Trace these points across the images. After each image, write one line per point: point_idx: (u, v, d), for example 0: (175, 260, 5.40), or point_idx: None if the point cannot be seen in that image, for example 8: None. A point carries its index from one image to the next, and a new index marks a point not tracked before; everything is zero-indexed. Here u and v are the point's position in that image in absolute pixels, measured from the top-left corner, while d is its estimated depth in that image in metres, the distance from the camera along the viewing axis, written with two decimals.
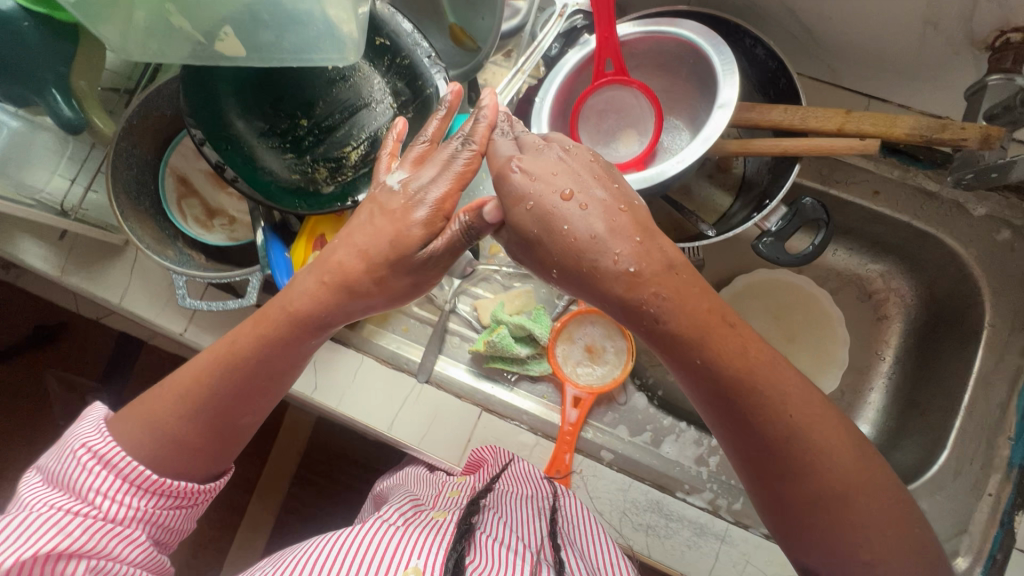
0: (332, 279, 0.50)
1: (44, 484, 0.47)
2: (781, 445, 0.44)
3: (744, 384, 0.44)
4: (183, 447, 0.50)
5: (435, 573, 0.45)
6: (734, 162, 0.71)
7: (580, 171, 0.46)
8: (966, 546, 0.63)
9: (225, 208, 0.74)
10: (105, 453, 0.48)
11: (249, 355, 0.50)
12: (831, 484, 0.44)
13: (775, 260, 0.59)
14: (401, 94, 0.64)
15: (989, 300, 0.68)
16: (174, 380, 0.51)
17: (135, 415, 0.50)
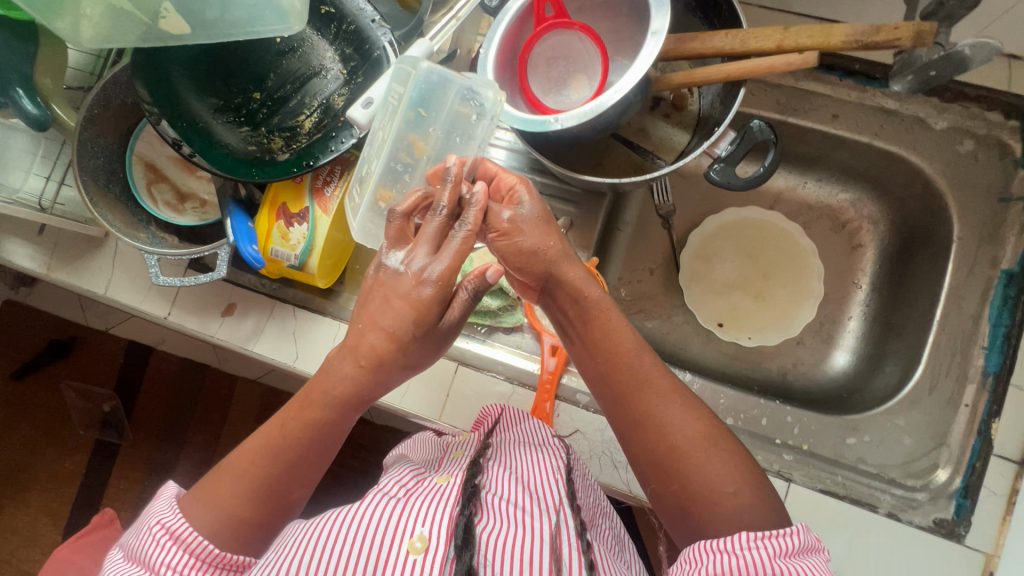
0: (368, 362, 0.54)
1: (124, 565, 0.48)
2: (651, 429, 0.52)
3: (617, 368, 0.55)
4: (241, 523, 0.50)
5: (441, 539, 0.44)
6: (690, 99, 0.70)
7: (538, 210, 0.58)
8: (945, 458, 0.63)
9: (196, 192, 0.75)
10: (177, 529, 0.48)
11: (299, 436, 0.52)
12: (690, 463, 0.50)
13: (728, 186, 0.59)
14: (349, 60, 0.66)
15: (957, 214, 0.68)
16: (240, 457, 0.52)
17: (200, 491, 0.51)
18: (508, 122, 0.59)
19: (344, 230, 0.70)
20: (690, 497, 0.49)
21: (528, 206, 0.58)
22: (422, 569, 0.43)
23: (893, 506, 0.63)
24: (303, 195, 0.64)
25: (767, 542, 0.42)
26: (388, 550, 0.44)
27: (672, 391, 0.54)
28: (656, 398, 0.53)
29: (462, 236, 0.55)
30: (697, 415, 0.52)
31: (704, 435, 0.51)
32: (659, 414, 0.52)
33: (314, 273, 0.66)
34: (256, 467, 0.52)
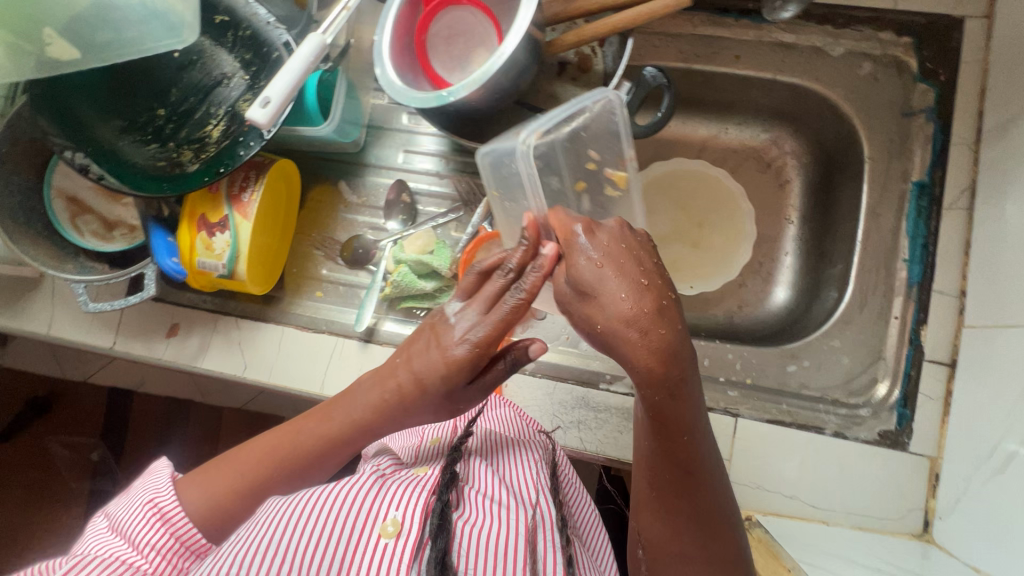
0: (391, 399, 0.53)
1: (106, 535, 0.50)
2: (673, 534, 0.49)
3: (670, 474, 0.48)
4: (227, 516, 0.53)
5: (413, 523, 0.47)
6: (594, 60, 0.71)
7: (615, 258, 0.45)
8: (883, 371, 0.65)
9: (124, 218, 0.76)
10: (166, 509, 0.51)
11: (312, 447, 0.54)
12: (679, 573, 0.49)
13: (633, 135, 0.60)
14: (250, 64, 0.66)
15: (865, 135, 0.69)
16: (242, 456, 0.55)
17: (201, 473, 0.55)
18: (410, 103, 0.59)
19: (270, 234, 0.70)
20: None
21: (600, 253, 0.45)
22: (393, 553, 0.45)
23: (840, 425, 0.64)
24: (221, 203, 0.64)
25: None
26: (361, 535, 0.46)
27: (713, 516, 0.48)
28: (700, 516, 0.48)
29: (512, 302, 0.47)
30: (716, 540, 0.49)
31: (723, 559, 0.49)
32: (689, 529, 0.48)
33: (246, 279, 0.67)
34: (255, 470, 0.54)
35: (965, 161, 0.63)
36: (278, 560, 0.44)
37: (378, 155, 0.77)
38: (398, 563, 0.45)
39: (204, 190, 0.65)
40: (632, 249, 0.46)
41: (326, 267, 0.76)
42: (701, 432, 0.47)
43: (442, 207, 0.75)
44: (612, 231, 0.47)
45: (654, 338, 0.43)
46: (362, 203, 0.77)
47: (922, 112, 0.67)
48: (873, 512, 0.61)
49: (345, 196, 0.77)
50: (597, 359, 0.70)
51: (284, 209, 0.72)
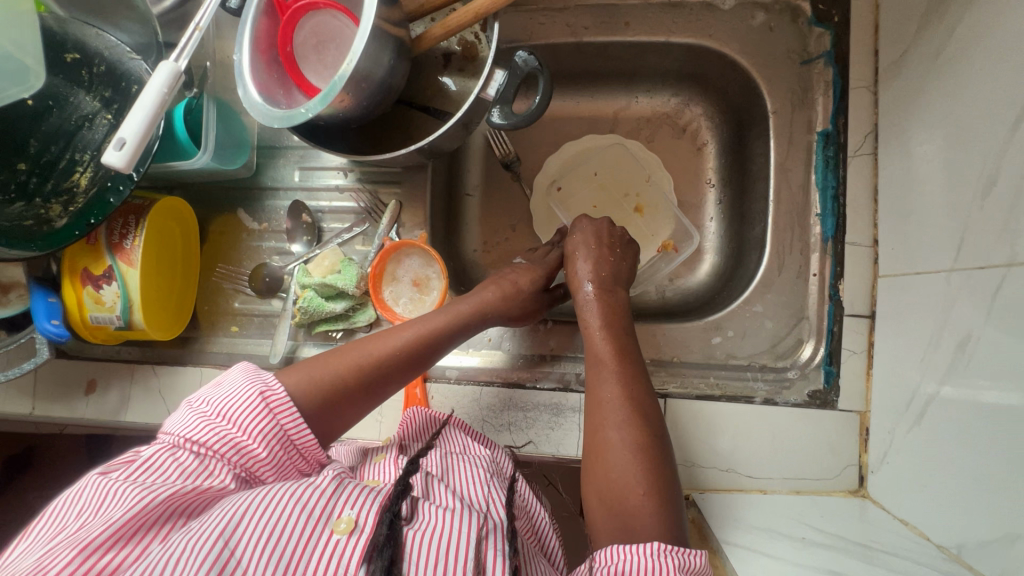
0: (502, 292, 0.65)
1: (205, 420, 0.50)
2: (599, 407, 0.55)
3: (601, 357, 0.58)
4: (338, 399, 0.54)
5: (366, 522, 0.46)
6: (478, 47, 0.67)
7: (601, 226, 0.69)
8: (807, 331, 0.64)
9: (17, 278, 0.71)
10: (275, 404, 0.51)
11: (419, 337, 0.59)
12: (607, 447, 0.53)
13: (519, 126, 0.56)
14: (111, 103, 0.63)
15: (765, 89, 0.66)
16: (360, 351, 0.57)
17: (301, 366, 0.55)
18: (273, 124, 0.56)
19: (169, 276, 0.67)
20: (593, 476, 0.53)
21: (580, 233, 0.68)
22: (345, 550, 0.44)
23: (769, 392, 0.63)
24: (102, 254, 0.61)
25: (674, 554, 0.46)
26: (311, 532, 0.45)
27: (635, 399, 0.55)
28: (616, 411, 0.55)
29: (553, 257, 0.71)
30: (639, 424, 0.54)
31: (637, 447, 0.52)
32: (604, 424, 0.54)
33: (146, 327, 0.64)
34: (372, 360, 0.56)
35: (866, 104, 0.61)
36: (227, 546, 0.42)
37: (273, 176, 0.74)
38: (349, 560, 0.43)
39: (83, 243, 0.61)
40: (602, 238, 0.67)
41: (239, 300, 0.74)
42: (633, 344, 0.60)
43: (348, 221, 0.72)
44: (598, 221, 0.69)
45: (616, 280, 0.65)
46: (264, 228, 0.74)
47: (820, 57, 0.64)
48: (809, 475, 0.61)
49: (247, 224, 0.74)
50: (522, 358, 0.68)
51: (179, 248, 0.69)
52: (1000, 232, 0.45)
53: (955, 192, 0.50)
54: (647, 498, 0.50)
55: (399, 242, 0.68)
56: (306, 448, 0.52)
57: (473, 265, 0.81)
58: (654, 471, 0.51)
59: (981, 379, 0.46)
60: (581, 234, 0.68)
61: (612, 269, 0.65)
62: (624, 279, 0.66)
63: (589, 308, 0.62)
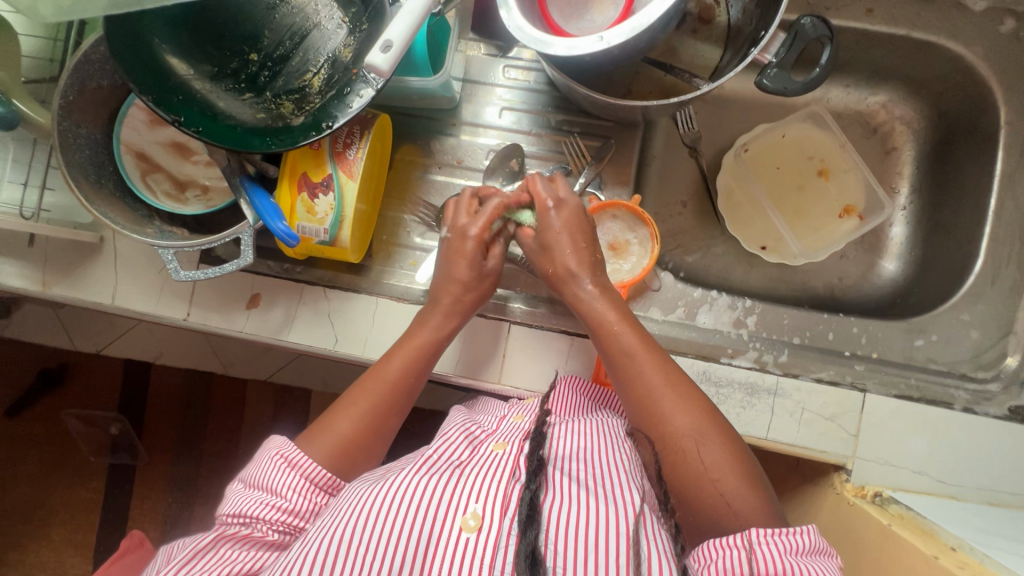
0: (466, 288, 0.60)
1: (244, 490, 0.51)
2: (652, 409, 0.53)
3: (626, 365, 0.55)
4: (352, 442, 0.54)
5: (492, 519, 0.44)
6: (716, 10, 0.65)
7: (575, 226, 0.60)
8: (1014, 345, 0.63)
9: (195, 178, 0.68)
10: (291, 456, 0.51)
11: (400, 369, 0.57)
12: (686, 454, 0.51)
13: (781, 93, 0.56)
14: (350, 5, 0.59)
15: (1002, 98, 0.65)
16: (364, 396, 0.55)
17: (315, 431, 0.54)
18: (540, 50, 0.53)
19: (367, 200, 0.65)
20: (688, 490, 0.50)
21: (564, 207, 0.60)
22: (476, 549, 0.43)
23: (968, 400, 0.63)
24: (324, 161, 0.58)
25: (777, 538, 0.45)
26: (441, 528, 0.44)
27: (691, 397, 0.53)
28: (665, 397, 0.53)
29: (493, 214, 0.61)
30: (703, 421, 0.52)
31: (700, 425, 0.52)
32: (661, 407, 0.53)
33: (348, 246, 0.62)
34: (359, 416, 0.55)
35: None
36: (361, 543, 0.43)
37: (473, 112, 0.72)
38: (483, 560, 0.42)
39: (306, 147, 0.58)
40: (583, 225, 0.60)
41: (419, 233, 0.71)
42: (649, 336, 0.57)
43: (547, 169, 0.70)
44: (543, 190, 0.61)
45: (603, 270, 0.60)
46: (456, 163, 0.71)
47: None
48: (1005, 488, 0.60)
49: (434, 158, 0.72)
50: (718, 333, 0.66)
51: (379, 169, 0.66)
52: None
53: None
54: (734, 475, 0.49)
55: (608, 201, 0.66)
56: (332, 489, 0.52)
57: None
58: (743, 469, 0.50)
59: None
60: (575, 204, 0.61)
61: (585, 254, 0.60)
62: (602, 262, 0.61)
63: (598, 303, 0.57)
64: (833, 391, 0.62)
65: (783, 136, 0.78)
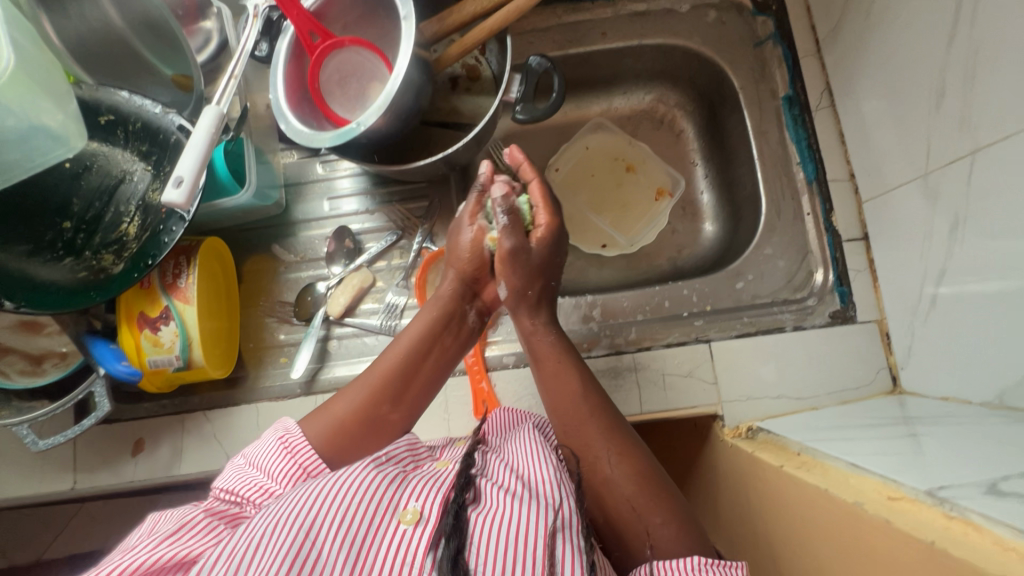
0: (460, 276, 0.66)
1: (242, 471, 0.54)
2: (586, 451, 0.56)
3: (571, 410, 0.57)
4: (342, 428, 0.57)
5: (432, 516, 0.47)
6: (481, 68, 0.76)
7: (558, 241, 0.65)
8: (815, 262, 0.72)
9: (50, 348, 0.70)
10: (292, 442, 0.55)
11: (392, 360, 0.61)
12: (616, 500, 0.53)
13: (538, 119, 0.65)
14: (149, 155, 0.66)
15: (730, 70, 0.78)
16: (362, 384, 0.60)
17: (315, 414, 0.58)
18: (320, 146, 0.61)
19: (218, 317, 0.68)
20: (623, 520, 0.52)
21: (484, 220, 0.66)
22: (411, 540, 0.45)
23: (796, 319, 0.70)
24: (158, 296, 0.62)
25: (711, 570, 0.47)
26: (380, 523, 0.46)
27: (630, 449, 0.55)
28: (594, 431, 0.56)
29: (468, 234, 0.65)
30: (636, 465, 0.54)
31: (630, 472, 0.53)
32: (596, 446, 0.55)
33: (205, 365, 0.64)
34: (347, 412, 0.58)
35: (816, 68, 0.74)
36: (306, 534, 0.44)
37: (303, 210, 0.77)
38: (415, 551, 0.45)
39: (137, 288, 0.62)
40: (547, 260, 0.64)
41: (284, 331, 0.75)
42: (593, 385, 0.59)
43: (383, 239, 0.76)
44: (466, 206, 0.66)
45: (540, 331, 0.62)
46: (300, 259, 0.76)
47: (769, 39, 0.77)
48: (848, 385, 0.67)
49: (282, 258, 0.76)
50: (571, 332, 0.72)
51: (224, 288, 0.71)
52: (958, 131, 0.53)
53: (913, 112, 0.59)
54: (649, 514, 0.52)
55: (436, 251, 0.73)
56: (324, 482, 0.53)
57: None
58: (671, 510, 0.52)
59: (975, 276, 0.54)
60: (532, 242, 0.63)
61: (536, 297, 0.63)
62: (545, 281, 0.64)
63: (530, 343, 0.62)
64: (680, 350, 0.68)
65: (585, 148, 0.89)
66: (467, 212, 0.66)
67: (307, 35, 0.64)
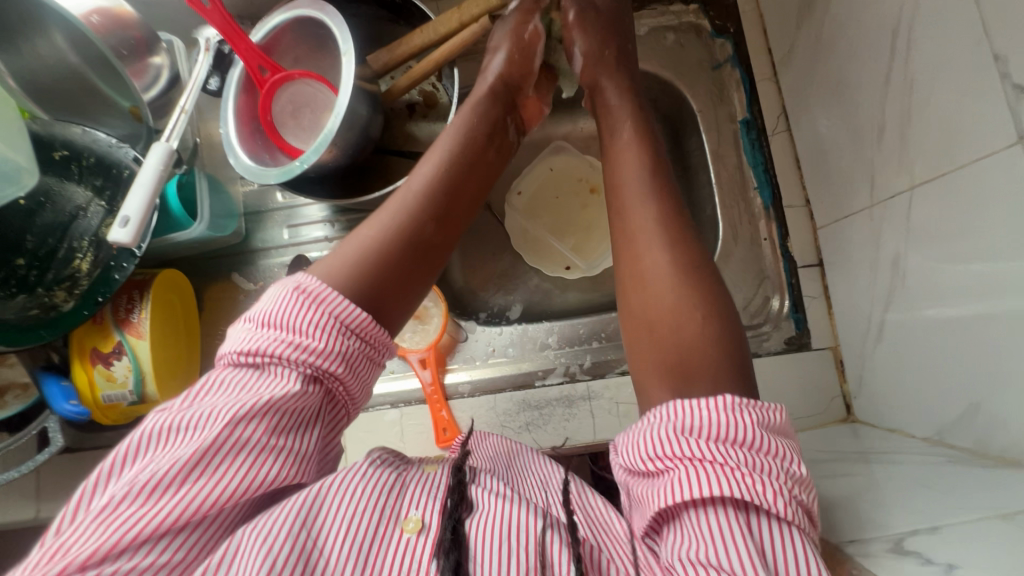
0: (478, 107, 0.59)
1: (260, 334, 0.43)
2: (634, 271, 0.49)
3: (630, 233, 0.51)
4: (382, 251, 0.48)
5: (433, 529, 0.42)
6: (438, 95, 0.76)
7: (605, 65, 0.61)
8: (771, 288, 0.72)
9: (14, 378, 0.66)
10: (318, 295, 0.44)
11: (458, 170, 0.55)
12: (672, 325, 0.46)
13: None
14: (104, 190, 0.64)
15: (688, 93, 0.78)
16: (390, 208, 0.51)
17: (328, 259, 0.49)
18: (265, 182, 0.62)
19: (177, 349, 0.69)
20: (671, 352, 0.45)
21: (504, 44, 0.62)
22: (416, 552, 0.41)
23: (752, 346, 0.70)
24: (111, 331, 0.63)
25: (749, 409, 0.39)
26: (383, 532, 0.42)
27: (692, 268, 0.48)
28: (655, 241, 0.49)
29: (512, 54, 0.62)
30: (691, 272, 0.47)
31: (689, 282, 0.47)
32: (643, 250, 0.49)
33: (159, 399, 0.65)
34: (379, 231, 0.49)
35: (772, 92, 0.74)
36: (309, 536, 0.40)
37: (263, 237, 0.78)
38: (420, 563, 0.40)
39: (90, 324, 0.63)
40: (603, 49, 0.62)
41: None
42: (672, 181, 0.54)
43: None
44: (514, 17, 0.62)
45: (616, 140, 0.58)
46: (259, 286, 0.77)
47: (727, 62, 0.76)
48: (803, 412, 0.67)
49: (242, 286, 0.77)
50: (526, 360, 0.73)
51: (181, 319, 0.71)
52: (898, 165, 0.53)
53: (858, 143, 0.59)
54: (689, 302, 0.46)
55: None
56: (367, 333, 0.45)
57: (462, 290, 0.85)
58: (725, 331, 0.45)
59: (918, 310, 0.54)
60: (579, 40, 0.62)
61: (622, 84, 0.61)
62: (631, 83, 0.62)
63: (626, 146, 0.56)
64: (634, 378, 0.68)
65: (549, 170, 0.88)
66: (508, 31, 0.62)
67: (256, 70, 0.65)
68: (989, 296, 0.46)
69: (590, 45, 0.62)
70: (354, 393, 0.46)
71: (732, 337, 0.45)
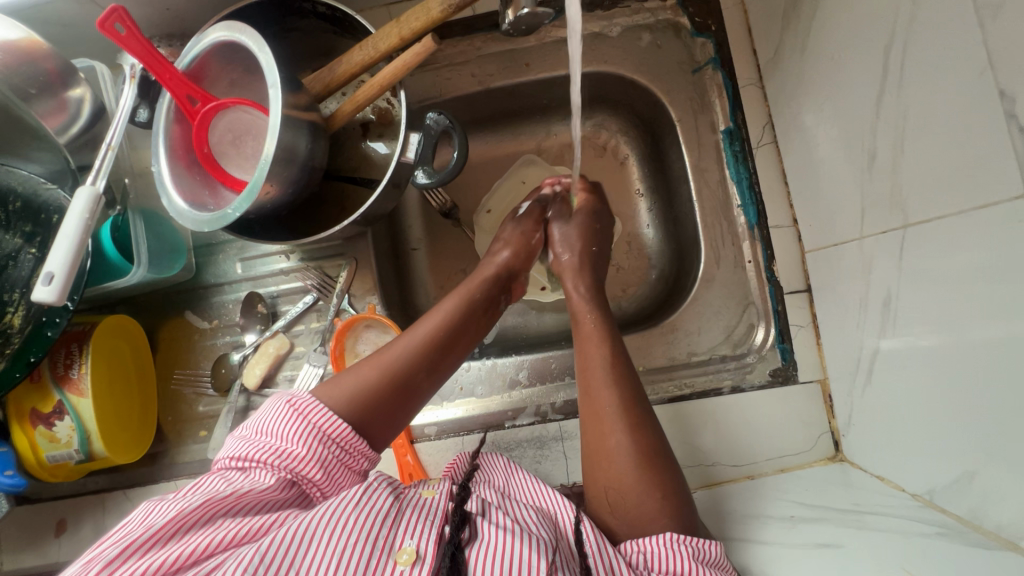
0: (470, 280, 0.63)
1: (246, 442, 0.47)
2: (591, 432, 0.53)
3: (590, 396, 0.55)
4: (376, 390, 0.51)
5: (429, 559, 0.42)
6: (392, 110, 0.69)
7: (578, 245, 0.66)
8: (756, 314, 0.67)
9: None
10: (304, 406, 0.48)
11: (447, 324, 0.57)
12: (623, 484, 0.50)
13: (446, 180, 0.60)
14: (34, 236, 0.58)
15: (667, 100, 0.71)
16: (393, 347, 0.54)
17: (329, 381, 0.52)
18: (199, 228, 0.57)
19: (127, 401, 0.66)
20: (621, 505, 0.50)
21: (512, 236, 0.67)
22: None
23: (735, 379, 0.65)
24: (50, 391, 0.60)
25: (686, 543, 0.46)
26: (375, 564, 0.42)
27: (646, 430, 0.52)
28: (616, 402, 0.53)
29: (523, 239, 0.67)
30: (646, 435, 0.51)
31: (642, 446, 0.51)
32: (607, 412, 0.53)
33: (108, 456, 0.62)
34: (382, 364, 0.53)
35: (757, 98, 0.67)
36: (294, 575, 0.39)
37: (216, 272, 0.74)
38: None
39: (27, 383, 0.59)
40: (587, 246, 0.66)
41: (203, 403, 0.72)
42: (627, 358, 0.57)
43: (300, 302, 0.72)
44: (523, 224, 0.68)
45: (585, 303, 0.62)
46: (215, 325, 0.73)
47: (708, 64, 0.69)
48: (788, 450, 0.61)
49: (198, 325, 0.73)
50: (495, 398, 0.69)
51: (132, 368, 0.68)
52: (890, 200, 0.49)
53: (849, 168, 0.54)
54: (646, 491, 0.49)
55: (355, 317, 0.69)
56: (346, 442, 0.48)
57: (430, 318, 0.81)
58: (671, 494, 0.49)
59: (915, 352, 0.48)
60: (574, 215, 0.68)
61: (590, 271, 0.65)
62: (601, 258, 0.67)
63: (582, 307, 0.61)
64: None
65: (522, 183, 0.82)
66: (511, 228, 0.68)
67: (186, 100, 0.59)
68: (993, 352, 0.41)
69: (577, 245, 0.66)
70: (332, 496, 0.48)
71: (677, 489, 0.50)
